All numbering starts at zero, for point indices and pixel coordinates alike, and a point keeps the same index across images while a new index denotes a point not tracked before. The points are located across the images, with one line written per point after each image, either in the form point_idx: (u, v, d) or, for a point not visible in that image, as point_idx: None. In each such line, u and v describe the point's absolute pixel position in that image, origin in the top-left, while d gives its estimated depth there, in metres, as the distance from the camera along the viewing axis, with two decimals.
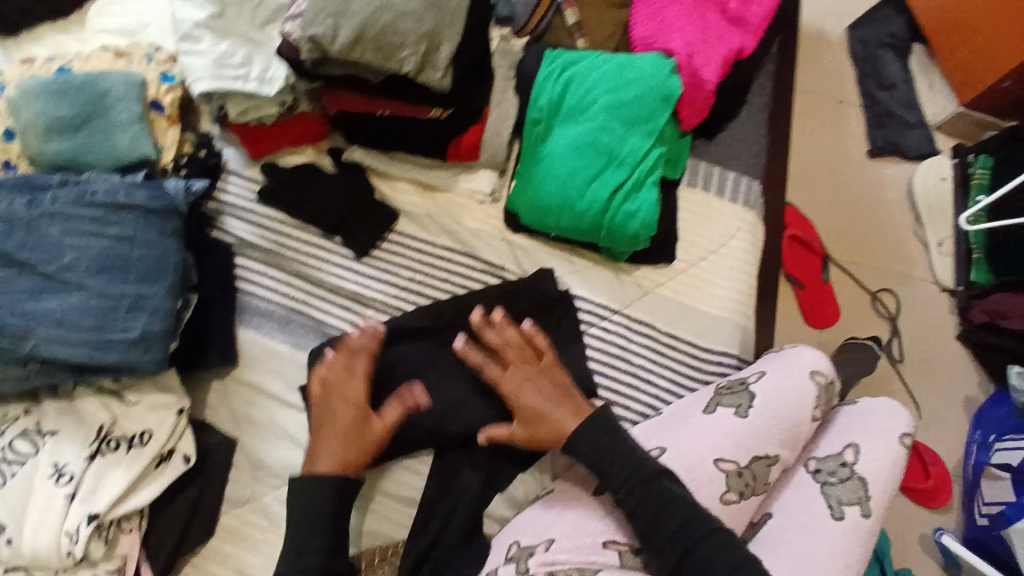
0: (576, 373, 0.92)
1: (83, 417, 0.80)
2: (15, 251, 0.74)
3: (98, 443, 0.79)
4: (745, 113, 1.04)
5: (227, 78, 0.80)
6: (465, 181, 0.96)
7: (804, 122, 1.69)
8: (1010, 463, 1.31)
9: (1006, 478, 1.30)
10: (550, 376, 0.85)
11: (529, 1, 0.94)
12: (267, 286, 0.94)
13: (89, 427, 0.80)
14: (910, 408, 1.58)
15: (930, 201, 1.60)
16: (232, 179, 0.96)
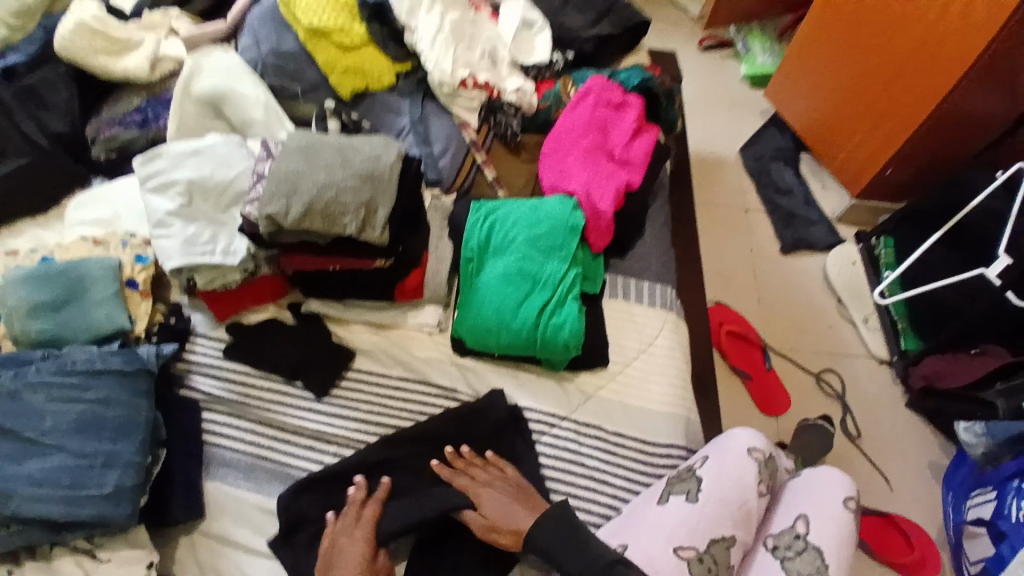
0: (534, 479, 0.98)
1: None
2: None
3: None
4: (649, 231, 1.22)
5: (196, 254, 0.93)
6: (413, 316, 1.07)
7: (713, 233, 2.02)
8: (982, 519, 1.31)
9: (983, 533, 1.29)
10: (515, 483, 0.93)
11: (453, 166, 1.14)
12: (232, 436, 0.99)
13: None
14: (878, 480, 1.63)
15: (846, 284, 1.89)
16: (199, 340, 1.06)
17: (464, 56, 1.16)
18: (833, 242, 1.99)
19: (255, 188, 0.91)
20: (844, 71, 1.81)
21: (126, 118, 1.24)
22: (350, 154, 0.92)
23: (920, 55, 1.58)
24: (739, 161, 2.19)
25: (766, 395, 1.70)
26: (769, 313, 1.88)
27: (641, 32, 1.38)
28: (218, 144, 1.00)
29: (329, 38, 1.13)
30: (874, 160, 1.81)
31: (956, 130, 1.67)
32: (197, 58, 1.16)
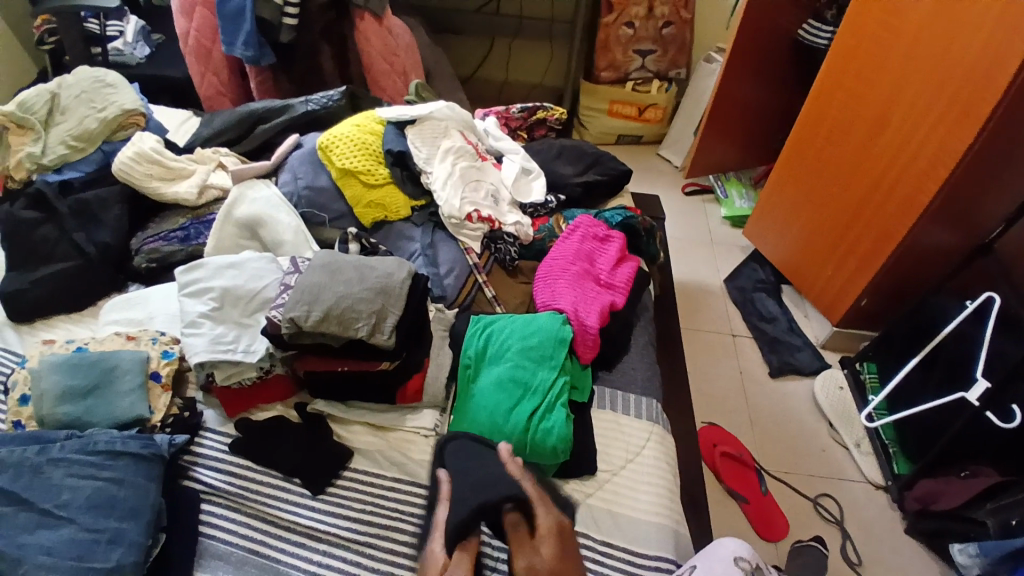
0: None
1: None
2: (22, 491, 0.88)
3: None
4: (635, 347, 1.32)
5: (220, 351, 1.04)
6: (411, 419, 1.14)
7: (702, 356, 2.13)
8: None
9: None
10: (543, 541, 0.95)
11: (456, 285, 1.29)
12: (227, 529, 1.02)
13: None
14: None
15: (833, 408, 1.94)
16: (207, 435, 1.12)
17: (471, 195, 1.37)
18: (818, 367, 2.07)
19: (282, 297, 1.04)
20: (813, 212, 2.02)
21: (169, 235, 1.41)
22: (367, 272, 1.07)
23: (877, 202, 1.78)
24: (723, 291, 2.36)
25: (764, 519, 1.68)
26: (759, 436, 1.91)
27: (623, 180, 1.62)
28: (253, 259, 1.16)
29: (357, 177, 1.34)
30: (848, 290, 1.96)
31: (918, 265, 1.83)
32: (241, 190, 1.38)
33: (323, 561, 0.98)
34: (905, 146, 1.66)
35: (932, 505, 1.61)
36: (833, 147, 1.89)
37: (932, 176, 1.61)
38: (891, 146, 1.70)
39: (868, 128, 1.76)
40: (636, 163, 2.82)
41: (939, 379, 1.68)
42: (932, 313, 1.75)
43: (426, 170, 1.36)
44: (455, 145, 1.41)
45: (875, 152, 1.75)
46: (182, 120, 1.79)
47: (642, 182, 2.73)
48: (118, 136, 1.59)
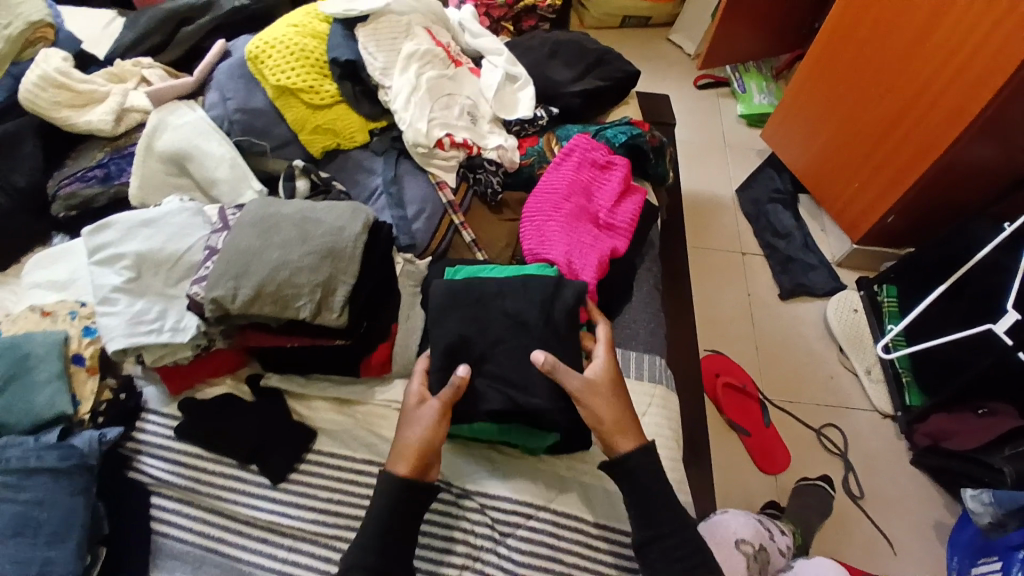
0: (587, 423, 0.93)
1: None
2: None
3: None
4: (638, 294, 1.15)
5: (141, 334, 0.87)
6: (381, 392, 1.01)
7: (711, 277, 1.96)
8: None
9: None
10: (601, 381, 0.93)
11: (428, 229, 1.08)
12: (183, 525, 0.93)
13: None
14: (884, 543, 1.54)
15: (846, 333, 1.81)
16: (150, 417, 1.00)
17: (441, 118, 1.11)
18: (834, 287, 1.92)
19: (204, 268, 0.85)
20: (846, 113, 1.74)
21: (87, 174, 1.16)
22: (310, 228, 0.86)
23: (918, 107, 1.52)
24: (735, 203, 2.14)
25: (766, 454, 1.62)
26: (764, 364, 1.80)
27: (630, 84, 1.34)
28: (172, 214, 0.96)
29: (297, 96, 1.07)
30: (875, 206, 1.74)
31: (961, 181, 1.60)
32: (160, 115, 1.12)
33: (288, 557, 0.90)
34: (966, 37, 1.36)
35: (941, 442, 1.55)
36: (875, 37, 1.57)
37: (991, 77, 1.33)
38: (946, 37, 1.40)
39: (925, 11, 1.43)
40: (644, 53, 2.45)
41: (967, 312, 1.56)
42: (966, 240, 1.59)
43: (385, 86, 1.09)
44: (420, 50, 1.12)
45: (927, 43, 1.45)
46: (106, 22, 1.48)
47: (650, 76, 2.39)
48: (30, 56, 1.29)
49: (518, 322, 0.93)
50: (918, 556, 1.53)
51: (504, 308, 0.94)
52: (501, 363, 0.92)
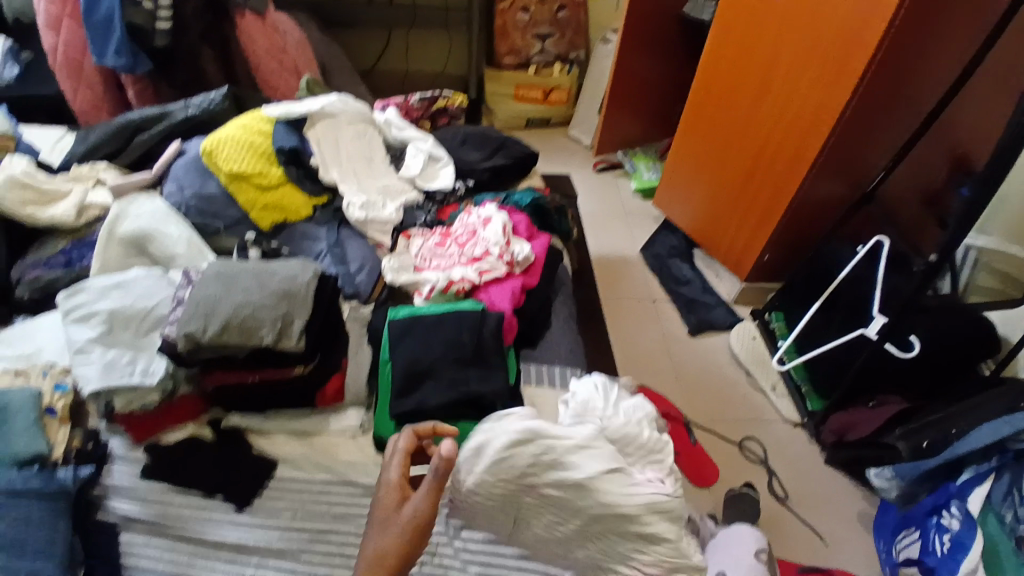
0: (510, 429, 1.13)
1: None
2: None
3: None
4: (555, 321, 1.36)
5: (115, 377, 0.98)
6: (335, 420, 1.10)
7: (632, 320, 2.19)
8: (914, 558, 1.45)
9: None
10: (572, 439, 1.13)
11: (370, 280, 1.27)
12: (152, 556, 0.94)
13: None
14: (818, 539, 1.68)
15: (751, 356, 2.08)
16: (115, 464, 1.02)
17: (358, 201, 1.35)
18: (733, 322, 2.20)
19: (173, 317, 1.01)
20: (716, 172, 2.11)
21: (51, 260, 1.26)
22: (267, 275, 1.05)
23: (770, 158, 1.89)
24: (641, 259, 2.44)
25: (694, 466, 1.77)
26: (686, 390, 2.00)
27: (531, 162, 1.64)
28: (142, 277, 1.11)
29: (248, 181, 1.30)
30: (753, 245, 2.07)
31: (814, 219, 1.98)
32: (123, 205, 1.27)
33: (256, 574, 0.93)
34: (793, 100, 1.76)
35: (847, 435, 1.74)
36: (727, 110, 1.98)
37: (818, 129, 1.71)
38: (782, 99, 1.79)
39: (756, 91, 1.86)
40: (548, 145, 2.88)
41: (839, 323, 1.84)
42: (825, 262, 1.92)
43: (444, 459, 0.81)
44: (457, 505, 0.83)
45: (766, 109, 1.85)
46: (56, 139, 1.61)
47: (554, 164, 2.78)
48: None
49: (452, 340, 1.11)
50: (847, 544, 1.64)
51: (440, 331, 1.12)
52: (446, 376, 1.08)
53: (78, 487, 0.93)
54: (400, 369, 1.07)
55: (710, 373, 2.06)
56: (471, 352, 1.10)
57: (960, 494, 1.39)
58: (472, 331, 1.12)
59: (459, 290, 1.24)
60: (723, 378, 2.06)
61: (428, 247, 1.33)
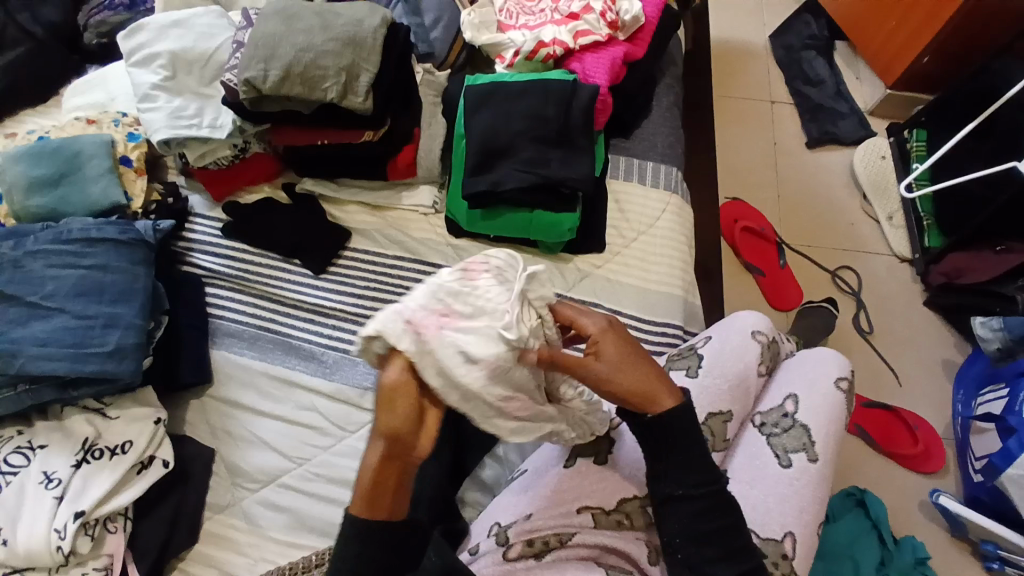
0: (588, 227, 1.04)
1: (70, 432, 0.79)
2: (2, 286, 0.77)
3: (83, 452, 0.77)
4: (654, 110, 1.16)
5: (182, 127, 0.94)
6: (408, 197, 1.05)
7: (741, 122, 1.86)
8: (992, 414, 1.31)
9: (991, 429, 1.29)
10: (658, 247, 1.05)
11: (446, 40, 1.10)
12: (236, 308, 0.98)
13: (75, 440, 0.78)
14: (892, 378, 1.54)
15: (874, 178, 1.72)
16: (197, 220, 1.03)
17: None
18: (862, 137, 1.80)
19: (234, 59, 0.92)
20: None
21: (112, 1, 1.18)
22: (330, 18, 0.91)
23: None
24: (767, 51, 1.97)
25: (778, 290, 1.60)
26: (789, 208, 1.75)
27: None
28: (200, 16, 1.00)
29: None
30: (911, 46, 1.63)
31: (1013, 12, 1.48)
32: None
33: (333, 334, 0.96)
34: None
35: (955, 279, 1.53)
36: None
37: None
38: None
39: None
40: None
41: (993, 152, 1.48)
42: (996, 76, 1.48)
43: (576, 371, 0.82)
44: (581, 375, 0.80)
45: None
46: None
47: None
48: None
49: (534, 115, 0.96)
50: (930, 388, 1.53)
51: (524, 104, 0.97)
52: (523, 154, 0.95)
53: (158, 239, 0.89)
54: (475, 148, 0.97)
55: (821, 193, 1.76)
56: (556, 130, 0.95)
57: None
58: (558, 106, 0.96)
59: (548, 56, 1.04)
60: (835, 199, 1.75)
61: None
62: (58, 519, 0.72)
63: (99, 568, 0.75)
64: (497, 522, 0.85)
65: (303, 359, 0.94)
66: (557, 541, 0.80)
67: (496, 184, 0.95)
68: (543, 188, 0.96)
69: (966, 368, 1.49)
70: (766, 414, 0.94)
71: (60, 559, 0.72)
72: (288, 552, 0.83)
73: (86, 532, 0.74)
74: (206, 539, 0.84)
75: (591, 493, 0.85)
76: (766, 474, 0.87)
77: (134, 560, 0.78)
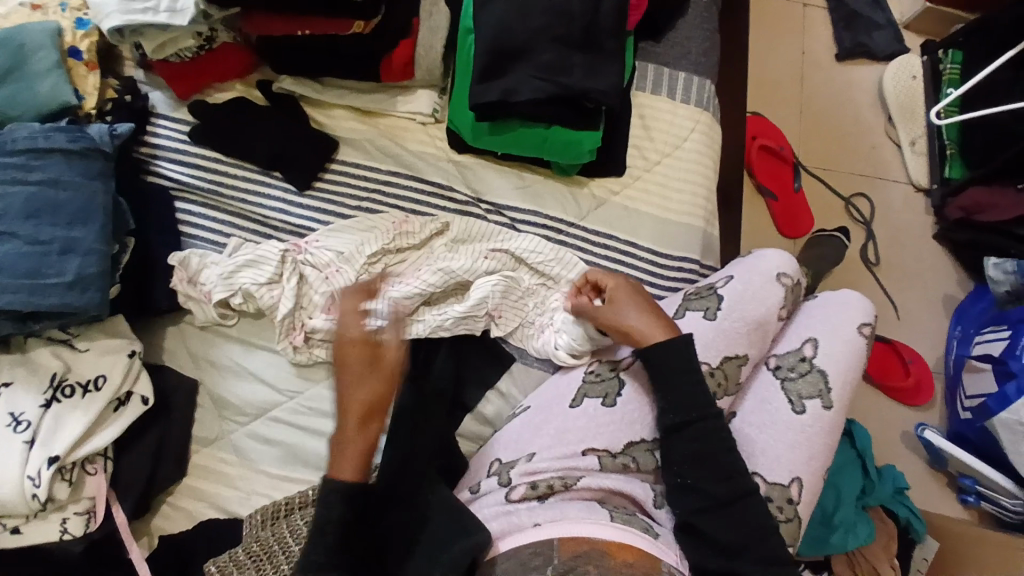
0: (609, 147, 0.92)
1: (35, 368, 0.71)
2: None
3: (52, 391, 0.70)
4: (689, 8, 1.00)
5: (136, 12, 0.77)
6: (403, 103, 0.92)
7: (771, 26, 1.66)
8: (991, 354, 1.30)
9: (988, 369, 1.29)
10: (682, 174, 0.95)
11: None
12: (211, 227, 0.87)
13: (41, 376, 0.71)
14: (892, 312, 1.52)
15: (904, 98, 1.59)
16: (160, 121, 0.89)
17: None
18: (899, 49, 1.64)
19: None
20: None
21: None
22: None
23: None
24: None
25: (789, 218, 1.52)
26: (810, 128, 1.62)
27: None
28: None
29: None
30: None
31: None
32: None
33: None
34: None
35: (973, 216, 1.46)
36: None
37: None
38: None
39: None
40: None
41: None
42: None
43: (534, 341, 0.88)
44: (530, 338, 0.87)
45: None
46: None
47: None
48: None
49: (558, 11, 0.82)
50: (929, 322, 1.52)
51: None
52: (543, 59, 0.82)
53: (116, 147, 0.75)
54: (486, 48, 0.82)
55: (847, 112, 1.63)
56: (582, 31, 0.82)
57: None
58: (586, 1, 0.82)
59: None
60: (861, 119, 1.63)
61: None
62: (30, 465, 0.67)
63: (81, 512, 0.72)
64: (497, 459, 0.82)
65: (307, 269, 0.83)
66: (561, 484, 0.77)
67: (510, 93, 0.82)
68: (563, 100, 0.84)
69: (969, 306, 1.47)
70: (783, 357, 0.90)
71: (37, 507, 0.67)
72: (283, 486, 0.80)
73: (62, 478, 0.70)
74: (195, 473, 0.80)
75: (599, 436, 0.81)
76: (780, 419, 0.85)
77: (118, 499, 0.75)
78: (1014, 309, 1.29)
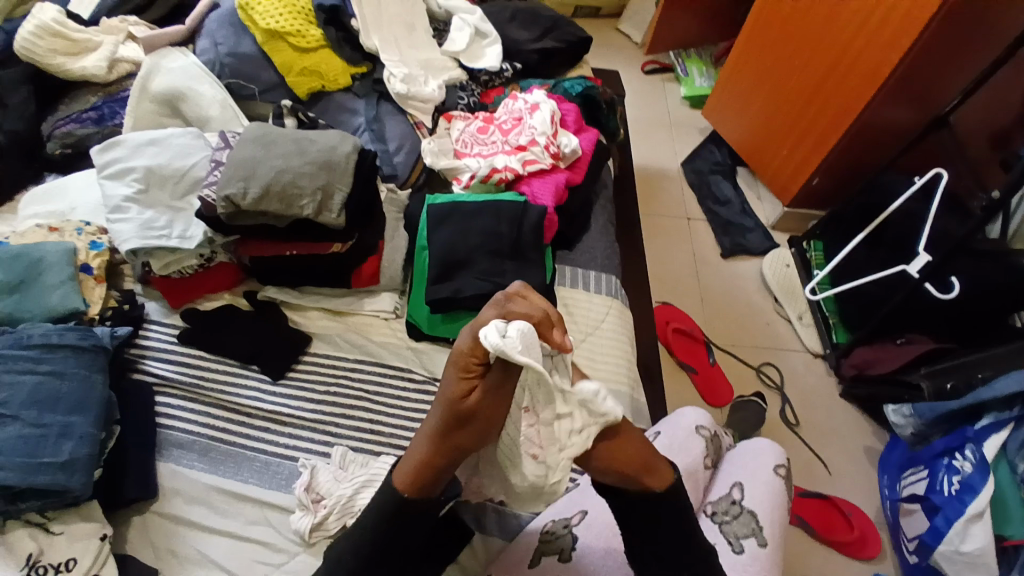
0: None
1: (11, 548, 0.73)
2: None
3: (26, 570, 0.71)
4: (592, 226, 1.31)
5: (152, 238, 0.97)
6: (369, 303, 1.10)
7: (664, 236, 2.08)
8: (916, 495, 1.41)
9: (917, 509, 1.39)
10: (604, 349, 1.14)
11: (408, 165, 1.24)
12: (187, 418, 0.95)
13: (16, 557, 0.72)
14: (822, 468, 1.65)
15: (782, 283, 1.95)
16: (152, 328, 1.03)
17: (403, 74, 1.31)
18: (769, 248, 2.04)
19: (212, 177, 0.98)
20: (771, 84, 1.85)
21: (81, 116, 1.25)
22: (307, 145, 1.01)
23: (839, 70, 1.62)
24: (681, 175, 2.24)
25: (710, 387, 1.72)
26: (712, 312, 1.92)
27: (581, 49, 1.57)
28: (176, 135, 1.08)
29: (285, 40, 1.27)
30: (804, 167, 1.84)
31: (874, 142, 1.71)
32: (154, 60, 1.25)
33: (291, 442, 0.95)
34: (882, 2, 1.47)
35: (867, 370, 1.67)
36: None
37: (905, 32, 1.44)
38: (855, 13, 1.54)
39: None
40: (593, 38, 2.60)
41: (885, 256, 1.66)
42: (880, 195, 1.70)
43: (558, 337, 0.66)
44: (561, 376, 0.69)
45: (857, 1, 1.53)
46: None
47: (600, 58, 2.52)
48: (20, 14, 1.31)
49: (490, 232, 1.07)
50: (856, 475, 1.64)
51: (483, 220, 1.08)
52: (483, 265, 1.05)
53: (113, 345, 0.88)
54: (437, 258, 1.05)
55: (738, 297, 1.96)
56: (510, 244, 1.07)
57: (977, 439, 1.28)
58: (512, 224, 1.08)
59: (500, 180, 1.19)
60: (751, 302, 1.95)
61: (469, 133, 1.29)
62: None
63: None
64: None
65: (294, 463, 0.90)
66: None
67: (457, 292, 1.03)
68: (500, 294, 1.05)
69: (887, 456, 1.61)
70: (716, 504, 0.99)
71: None
72: None
73: None
74: None
75: None
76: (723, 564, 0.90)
77: None
78: (921, 449, 1.44)
